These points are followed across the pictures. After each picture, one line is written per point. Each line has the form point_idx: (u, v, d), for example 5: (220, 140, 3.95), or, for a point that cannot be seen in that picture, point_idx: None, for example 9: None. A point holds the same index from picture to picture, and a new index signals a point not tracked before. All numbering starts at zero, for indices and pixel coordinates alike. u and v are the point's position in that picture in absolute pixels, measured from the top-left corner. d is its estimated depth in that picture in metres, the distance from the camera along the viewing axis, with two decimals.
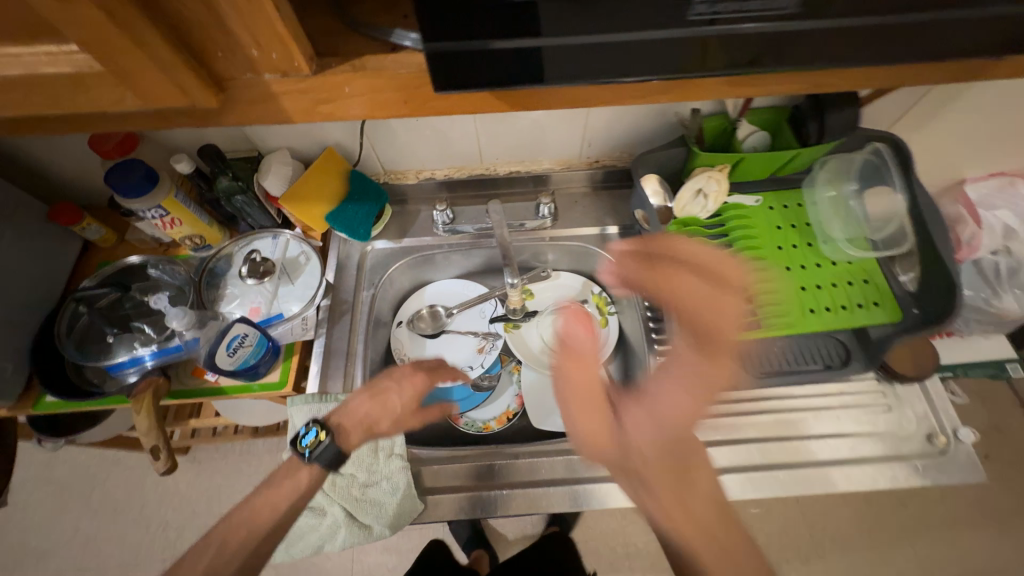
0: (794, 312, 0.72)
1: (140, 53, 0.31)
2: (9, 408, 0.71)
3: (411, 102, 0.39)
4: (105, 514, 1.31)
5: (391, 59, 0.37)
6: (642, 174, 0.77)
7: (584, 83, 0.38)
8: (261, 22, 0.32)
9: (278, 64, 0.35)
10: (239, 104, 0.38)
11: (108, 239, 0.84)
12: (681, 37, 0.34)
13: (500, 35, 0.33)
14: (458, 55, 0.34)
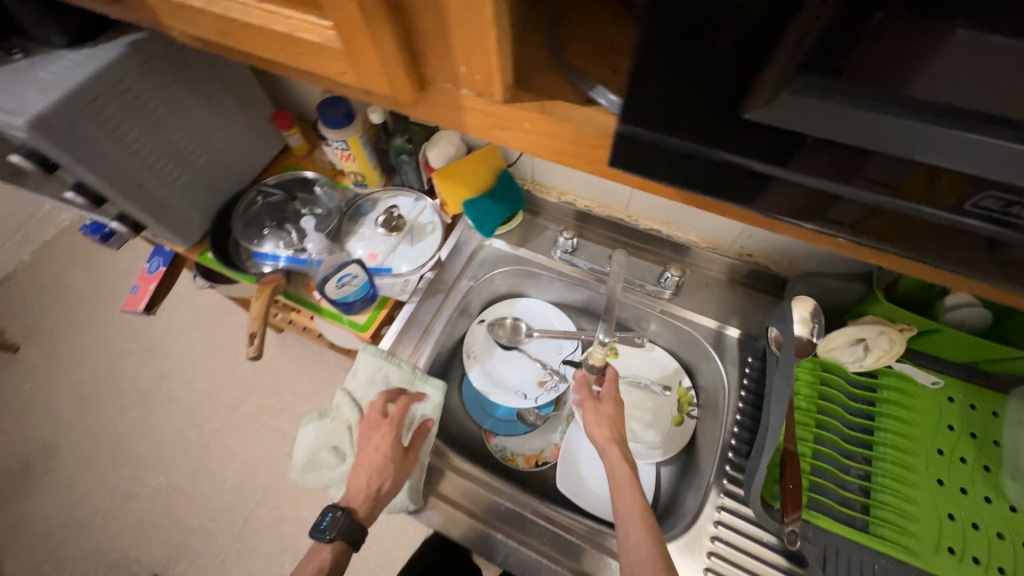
0: (924, 539, 0.56)
1: (370, 48, 0.28)
2: (187, 249, 0.90)
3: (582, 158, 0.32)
4: (206, 347, 1.55)
5: (578, 112, 0.30)
6: (798, 293, 0.65)
7: (795, 207, 0.29)
8: (475, 39, 0.26)
9: (473, 81, 0.29)
10: (427, 105, 0.33)
11: (301, 149, 1.00)
12: (968, 190, 0.24)
13: (716, 141, 0.27)
14: (700, 121, 0.26)
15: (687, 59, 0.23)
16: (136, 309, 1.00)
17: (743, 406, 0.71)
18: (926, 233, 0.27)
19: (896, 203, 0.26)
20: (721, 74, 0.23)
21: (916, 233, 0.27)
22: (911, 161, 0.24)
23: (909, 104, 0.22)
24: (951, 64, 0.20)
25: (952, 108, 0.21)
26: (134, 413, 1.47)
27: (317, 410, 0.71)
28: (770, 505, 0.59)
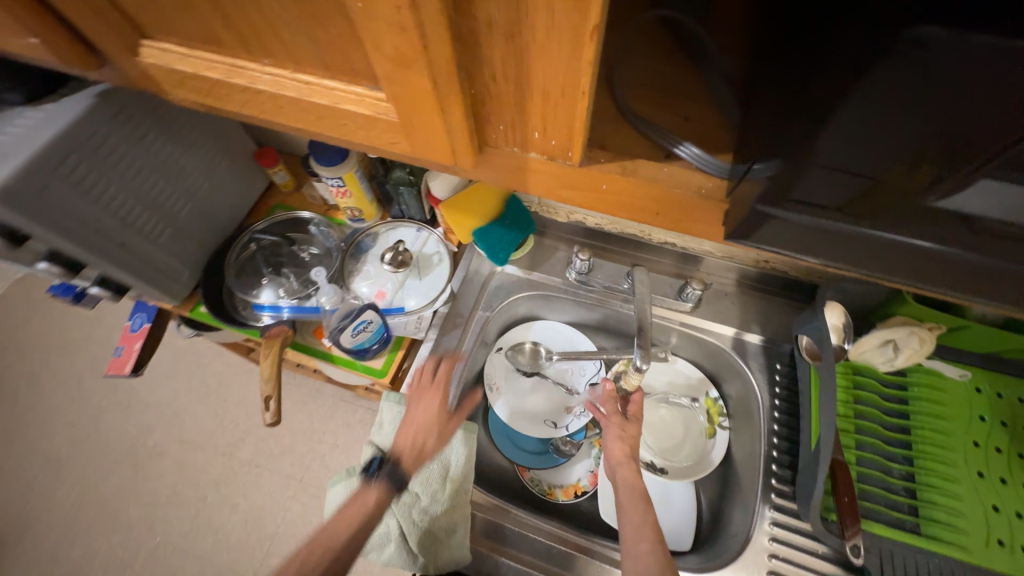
0: (977, 535, 0.57)
1: (438, 122, 0.30)
2: (176, 306, 0.83)
3: (661, 214, 0.37)
4: (196, 395, 1.46)
5: (664, 170, 0.35)
6: (828, 301, 0.65)
7: (810, 241, 0.35)
8: (561, 116, 0.29)
9: (549, 148, 0.32)
10: (487, 165, 0.36)
11: (288, 186, 0.95)
12: (970, 221, 0.29)
13: (767, 200, 0.32)
14: (764, 183, 0.32)
15: (817, 153, 0.28)
16: (123, 372, 0.91)
17: (778, 415, 0.71)
18: (957, 267, 0.33)
19: (942, 249, 0.31)
20: (852, 163, 0.28)
21: (908, 247, 0.33)
22: (890, 188, 0.29)
23: (954, 154, 0.26)
24: (976, 135, 0.24)
25: (961, 156, 0.25)
26: (120, 474, 1.37)
27: (345, 469, 0.67)
28: (827, 519, 0.59)
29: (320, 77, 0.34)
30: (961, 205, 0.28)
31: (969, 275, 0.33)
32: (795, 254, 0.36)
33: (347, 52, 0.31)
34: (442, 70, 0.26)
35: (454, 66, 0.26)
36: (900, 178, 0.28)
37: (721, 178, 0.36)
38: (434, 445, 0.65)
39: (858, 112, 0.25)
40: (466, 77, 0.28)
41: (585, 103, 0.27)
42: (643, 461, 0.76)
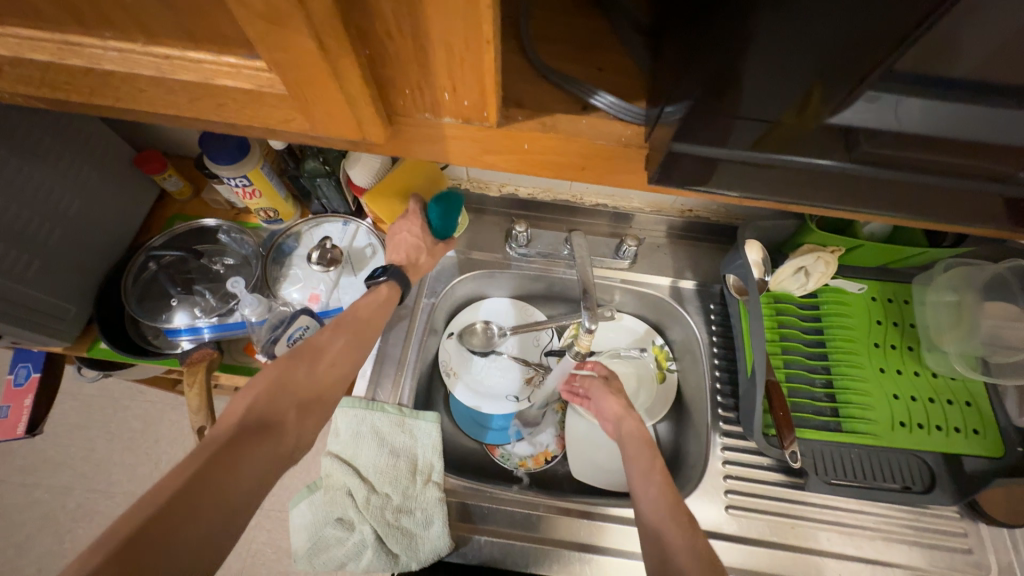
0: (884, 421, 0.66)
1: (333, 86, 0.27)
2: (67, 347, 0.72)
3: (588, 169, 0.38)
4: (119, 442, 1.28)
5: (584, 123, 0.35)
6: (747, 238, 0.71)
7: (733, 176, 0.37)
8: (469, 75, 0.28)
9: (464, 111, 0.31)
10: (401, 138, 0.34)
11: (184, 193, 0.84)
12: (848, 134, 0.32)
13: (682, 137, 0.33)
14: (677, 116, 0.33)
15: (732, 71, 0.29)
16: (14, 433, 0.80)
17: (717, 350, 0.77)
18: (842, 182, 0.36)
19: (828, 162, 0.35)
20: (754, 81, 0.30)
21: (826, 176, 0.36)
22: (775, 105, 0.32)
23: (834, 65, 0.28)
24: (852, 41, 0.27)
25: (836, 65, 0.28)
26: (42, 545, 1.18)
27: (305, 486, 0.63)
28: (767, 434, 0.65)
29: (181, 48, 0.30)
30: (863, 135, 0.33)
31: (879, 188, 0.37)
32: (730, 192, 0.38)
33: (207, 16, 0.27)
34: (327, 26, 0.24)
35: (339, 22, 0.24)
36: (808, 117, 0.32)
37: (637, 125, 0.36)
38: (425, 260, 0.72)
39: (772, 20, 0.27)
40: (358, 35, 0.26)
41: (493, 54, 0.26)
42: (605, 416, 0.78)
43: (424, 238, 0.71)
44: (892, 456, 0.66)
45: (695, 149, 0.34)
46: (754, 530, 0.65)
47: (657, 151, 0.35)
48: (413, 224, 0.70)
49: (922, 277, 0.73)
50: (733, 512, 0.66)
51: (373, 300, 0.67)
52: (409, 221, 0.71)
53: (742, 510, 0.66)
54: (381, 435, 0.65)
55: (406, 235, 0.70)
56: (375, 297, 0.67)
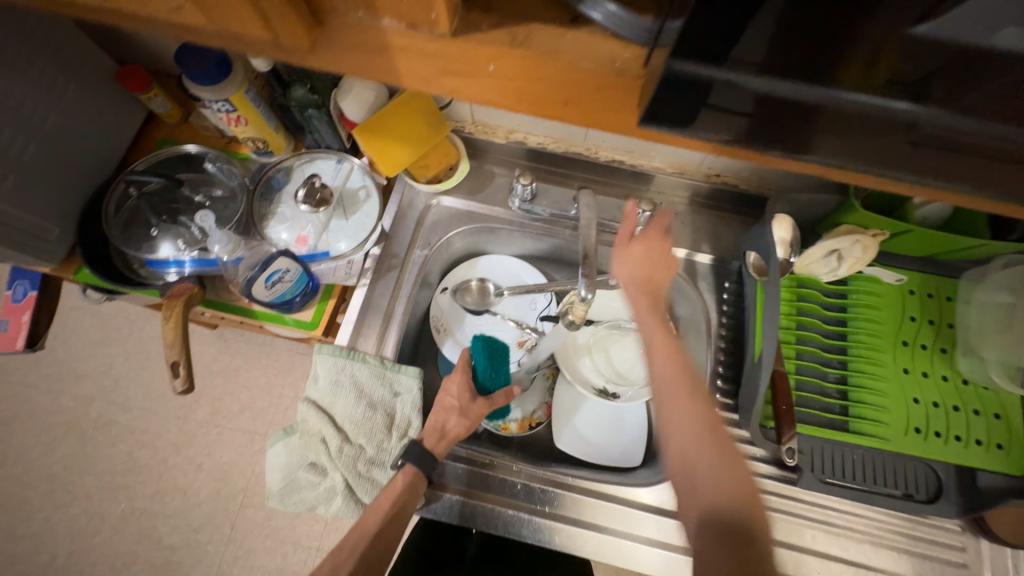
0: (897, 426, 0.61)
1: None
2: (53, 269, 0.71)
3: (571, 104, 0.29)
4: (133, 361, 1.32)
5: (569, 40, 0.28)
6: (777, 212, 0.63)
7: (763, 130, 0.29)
8: None
9: (410, 12, 0.25)
10: (340, 48, 0.27)
11: (173, 116, 0.78)
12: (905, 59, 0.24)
13: (682, 56, 0.24)
14: (677, 29, 0.24)
15: None
16: (15, 347, 0.82)
17: (723, 331, 0.71)
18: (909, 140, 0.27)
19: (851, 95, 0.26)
20: None
21: (880, 146, 0.28)
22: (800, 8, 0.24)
23: None
24: None
25: None
26: (65, 447, 1.25)
27: (281, 429, 0.63)
28: (765, 427, 0.60)
29: None
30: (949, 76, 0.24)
31: (954, 160, 0.28)
32: (761, 149, 0.30)
33: None
34: None
35: None
36: (876, 67, 0.25)
37: (639, 47, 0.28)
38: (455, 424, 0.63)
39: None
40: None
41: None
42: (596, 389, 0.76)
43: (460, 397, 0.65)
44: (898, 461, 0.61)
45: (711, 74, 0.25)
46: None
47: (652, 79, 0.26)
48: (452, 383, 0.67)
49: (974, 272, 0.64)
50: None
51: (391, 490, 0.58)
52: (452, 379, 0.68)
53: None
54: (360, 389, 0.63)
55: (440, 397, 0.65)
56: (390, 490, 0.58)
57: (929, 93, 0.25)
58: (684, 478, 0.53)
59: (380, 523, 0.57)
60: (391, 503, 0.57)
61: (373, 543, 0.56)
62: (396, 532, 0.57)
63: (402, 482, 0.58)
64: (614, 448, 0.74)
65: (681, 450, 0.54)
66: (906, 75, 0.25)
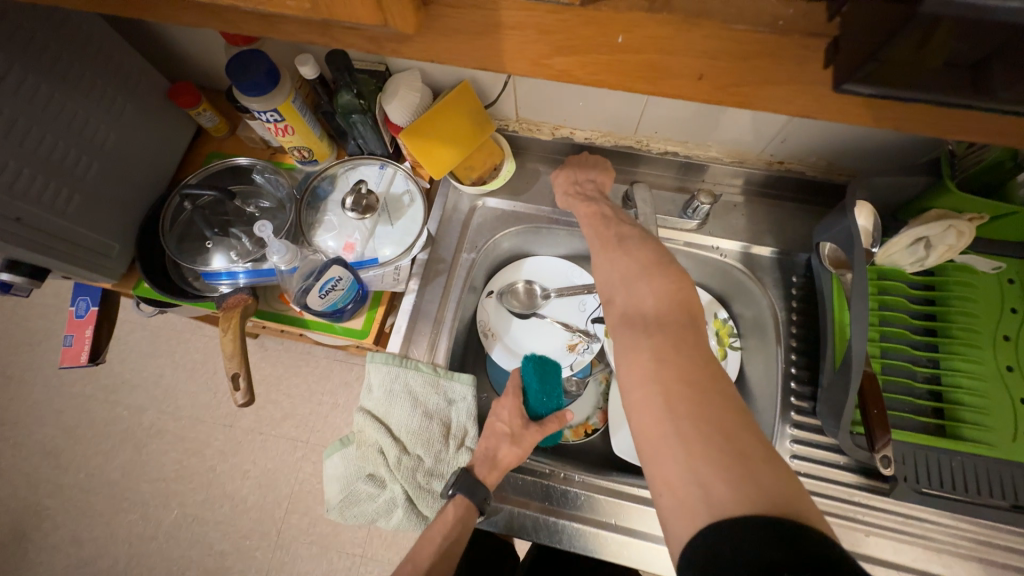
0: (1005, 430, 0.55)
1: None
2: (114, 284, 0.73)
3: (707, 79, 0.26)
4: (183, 371, 1.36)
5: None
6: (855, 198, 0.58)
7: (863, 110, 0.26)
8: None
9: None
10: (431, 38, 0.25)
11: (220, 129, 0.79)
12: None
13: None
14: None
15: None
16: (80, 360, 0.85)
17: (794, 329, 0.66)
18: None
19: None
20: None
21: (978, 112, 0.25)
22: None
23: None
24: None
25: None
26: (122, 455, 1.30)
27: (338, 439, 0.62)
28: (853, 433, 0.56)
29: None
30: None
31: None
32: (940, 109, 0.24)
33: None
34: None
35: None
36: (928, 49, 0.22)
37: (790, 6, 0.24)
38: (508, 451, 0.59)
39: None
40: None
41: None
42: None
43: (511, 423, 0.61)
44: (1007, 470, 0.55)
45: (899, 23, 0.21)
46: None
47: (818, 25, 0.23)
48: (503, 407, 0.63)
49: None
50: None
51: (442, 522, 0.55)
52: (502, 403, 0.64)
53: None
54: (414, 396, 0.62)
55: (492, 422, 0.62)
56: (441, 522, 0.56)
57: (994, 79, 0.23)
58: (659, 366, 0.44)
59: (432, 557, 0.54)
60: (443, 536, 0.54)
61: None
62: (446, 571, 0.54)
63: (454, 513, 0.56)
64: None
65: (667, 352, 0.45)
66: (960, 56, 0.23)
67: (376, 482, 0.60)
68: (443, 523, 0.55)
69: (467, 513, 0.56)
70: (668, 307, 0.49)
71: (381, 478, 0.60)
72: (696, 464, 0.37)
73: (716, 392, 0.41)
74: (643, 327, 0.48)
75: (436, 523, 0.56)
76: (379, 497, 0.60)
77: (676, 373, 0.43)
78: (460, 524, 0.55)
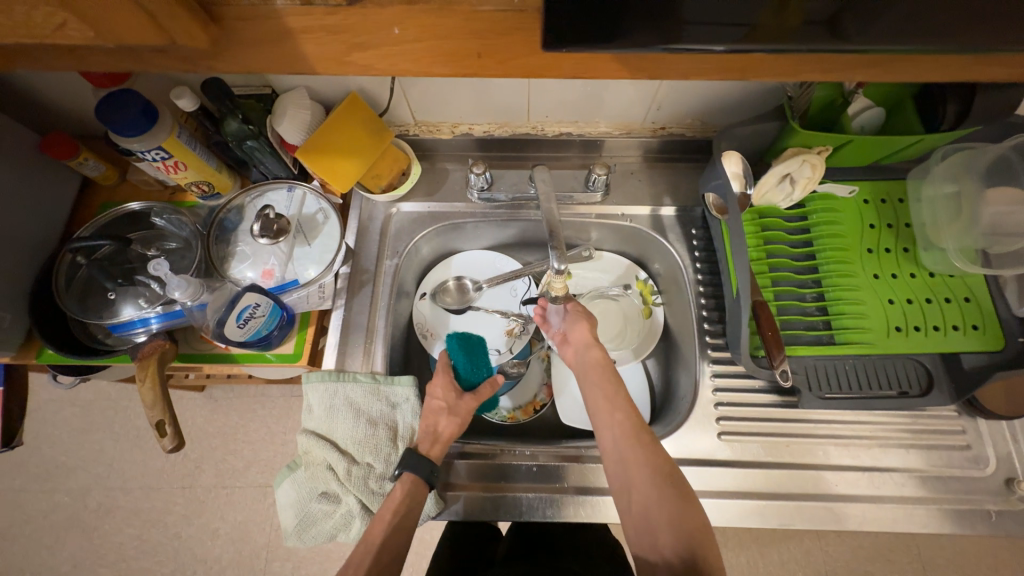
0: (879, 328, 0.63)
1: None
2: (13, 356, 0.68)
3: (484, 56, 0.32)
4: (125, 440, 1.27)
5: None
6: (724, 150, 0.65)
7: (647, 62, 0.33)
8: None
9: None
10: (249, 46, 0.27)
11: (109, 177, 0.76)
12: None
13: None
14: None
15: None
16: None
17: (701, 277, 0.73)
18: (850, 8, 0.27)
19: None
20: None
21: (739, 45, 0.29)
22: None
23: None
24: None
25: None
26: (72, 544, 1.20)
27: (285, 465, 0.61)
28: (756, 356, 0.62)
29: None
30: None
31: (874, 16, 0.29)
32: (707, 46, 0.29)
33: None
34: None
35: None
36: None
37: None
38: (447, 424, 0.63)
39: None
40: None
41: None
42: None
43: (447, 398, 0.65)
44: (888, 363, 0.63)
45: None
46: (750, 450, 0.64)
47: None
48: (437, 385, 0.67)
49: (918, 171, 0.67)
50: (726, 438, 0.65)
51: (391, 502, 0.57)
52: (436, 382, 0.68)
53: (737, 435, 0.65)
54: (356, 407, 0.62)
55: (428, 401, 0.65)
56: (390, 502, 0.57)
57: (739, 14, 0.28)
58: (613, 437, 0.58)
59: (382, 536, 0.55)
60: (392, 514, 0.55)
61: (379, 557, 0.53)
62: (399, 547, 0.55)
63: (402, 491, 0.57)
64: None
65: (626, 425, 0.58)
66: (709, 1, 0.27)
67: (328, 496, 0.60)
68: (392, 500, 0.57)
69: (415, 486, 0.58)
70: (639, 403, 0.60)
71: (333, 491, 0.60)
72: (659, 483, 0.53)
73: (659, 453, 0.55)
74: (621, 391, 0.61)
75: (385, 502, 0.57)
76: (334, 511, 0.60)
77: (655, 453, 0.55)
78: (410, 499, 0.57)
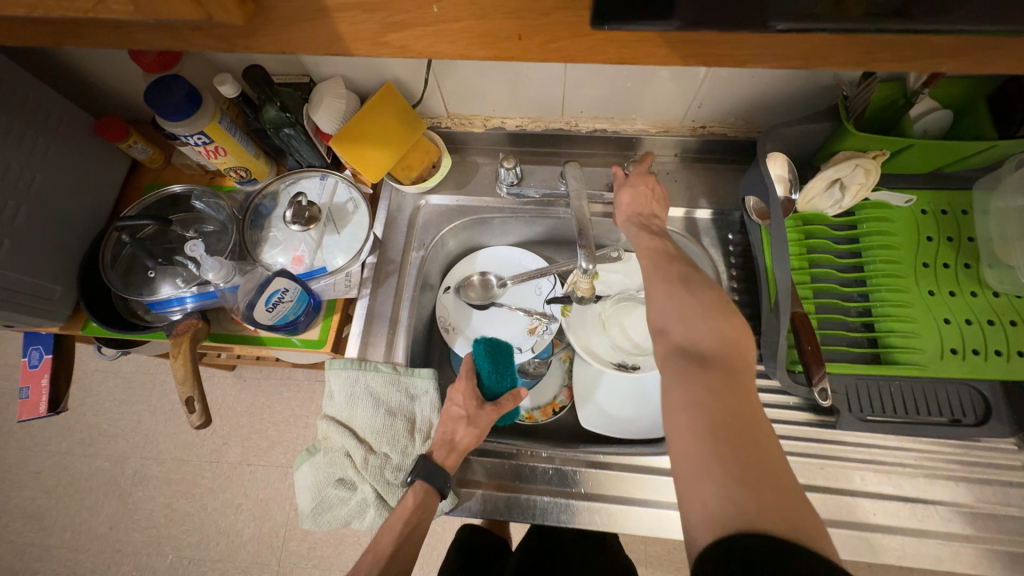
0: (932, 349, 0.58)
1: None
2: (63, 326, 0.72)
3: (523, 38, 0.31)
4: (161, 413, 1.33)
5: None
6: (770, 152, 0.62)
7: (694, 46, 0.31)
8: None
9: None
10: None
11: (155, 160, 0.79)
12: None
13: None
14: None
15: None
16: (39, 412, 0.82)
17: (736, 284, 0.69)
18: None
19: None
20: None
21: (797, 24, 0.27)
22: None
23: None
24: None
25: None
26: (108, 507, 1.26)
27: (305, 449, 0.62)
28: (793, 372, 0.58)
29: None
30: None
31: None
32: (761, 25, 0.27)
33: None
34: None
35: None
36: None
37: None
38: (465, 434, 0.61)
39: None
40: None
41: None
42: (614, 363, 0.72)
43: (468, 406, 0.62)
44: (938, 387, 0.58)
45: None
46: None
47: None
48: (457, 391, 0.64)
49: (986, 181, 0.61)
50: None
51: (403, 510, 0.56)
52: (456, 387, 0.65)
53: None
54: (376, 397, 0.63)
55: (448, 408, 0.63)
56: (401, 511, 0.56)
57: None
58: (688, 345, 0.47)
59: (394, 543, 0.55)
60: (404, 523, 0.55)
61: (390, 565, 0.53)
62: (413, 550, 0.56)
63: (414, 500, 0.57)
64: (641, 421, 0.71)
65: (693, 351, 0.46)
66: None
67: (345, 483, 0.61)
68: (405, 509, 0.56)
69: (429, 493, 0.57)
70: (724, 346, 0.45)
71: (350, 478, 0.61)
72: (717, 435, 0.39)
73: (736, 393, 0.42)
74: (704, 309, 0.49)
75: (399, 509, 0.57)
76: (350, 498, 0.60)
77: (725, 408, 0.40)
78: (421, 511, 0.56)
